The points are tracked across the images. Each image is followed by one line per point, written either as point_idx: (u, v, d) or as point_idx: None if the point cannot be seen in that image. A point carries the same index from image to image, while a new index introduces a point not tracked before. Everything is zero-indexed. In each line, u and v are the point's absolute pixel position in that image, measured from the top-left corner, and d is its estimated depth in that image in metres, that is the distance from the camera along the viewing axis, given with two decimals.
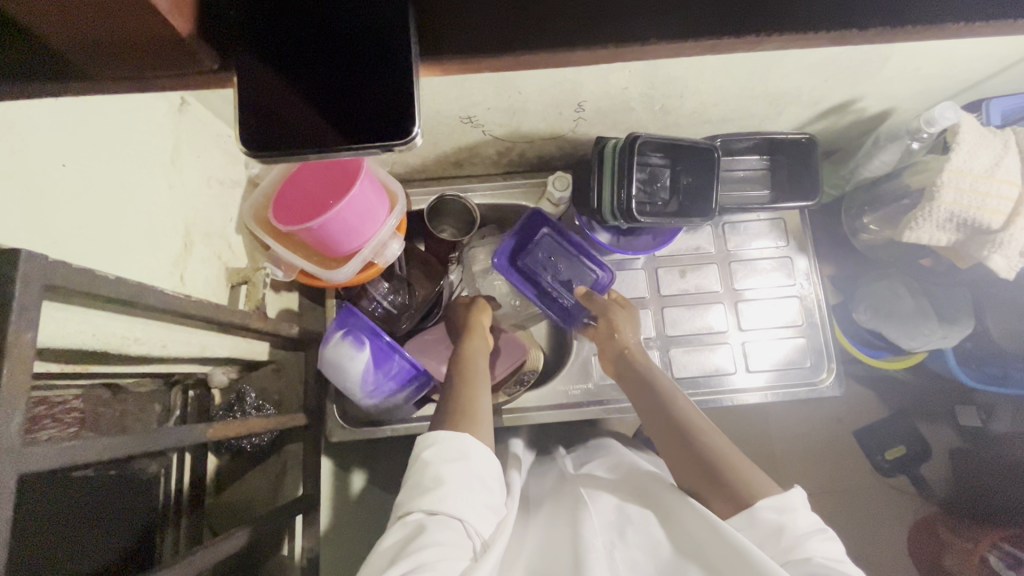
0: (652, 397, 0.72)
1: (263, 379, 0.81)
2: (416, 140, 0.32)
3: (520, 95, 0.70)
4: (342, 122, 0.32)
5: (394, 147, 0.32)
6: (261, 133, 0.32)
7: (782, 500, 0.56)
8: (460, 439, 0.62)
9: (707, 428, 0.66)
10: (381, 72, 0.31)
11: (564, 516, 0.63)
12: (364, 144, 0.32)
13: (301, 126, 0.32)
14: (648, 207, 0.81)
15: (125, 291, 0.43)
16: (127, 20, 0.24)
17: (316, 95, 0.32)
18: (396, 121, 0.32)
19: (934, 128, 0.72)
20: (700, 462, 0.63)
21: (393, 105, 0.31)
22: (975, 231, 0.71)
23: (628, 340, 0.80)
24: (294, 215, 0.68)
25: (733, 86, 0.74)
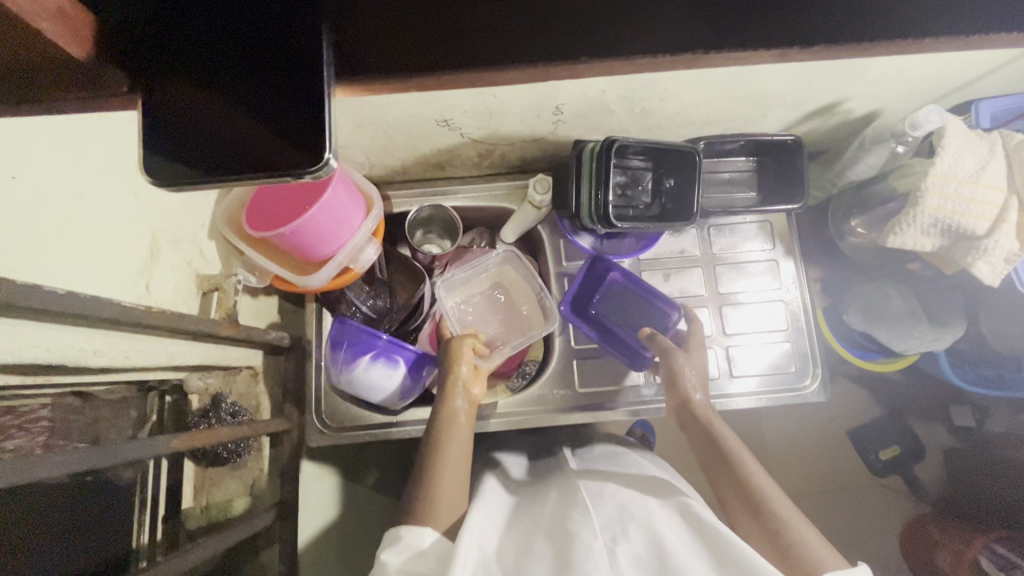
0: (718, 456, 0.69)
1: (242, 385, 0.81)
2: (328, 164, 0.35)
3: (496, 98, 0.69)
4: (246, 152, 0.36)
5: (300, 174, 0.36)
6: (176, 155, 0.36)
7: (850, 573, 0.55)
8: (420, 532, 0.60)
9: (776, 494, 0.64)
10: (284, 105, 0.35)
11: (558, 514, 0.64)
12: (279, 167, 0.36)
13: (226, 152, 0.36)
14: (629, 211, 0.80)
15: (74, 305, 0.42)
16: (31, 51, 0.28)
17: (229, 127, 0.36)
18: (299, 151, 0.36)
19: (919, 132, 0.70)
20: (771, 533, 0.61)
21: (296, 136, 0.36)
22: (959, 237, 0.70)
23: (691, 389, 0.76)
24: (269, 223, 0.67)
25: (714, 89, 0.72)
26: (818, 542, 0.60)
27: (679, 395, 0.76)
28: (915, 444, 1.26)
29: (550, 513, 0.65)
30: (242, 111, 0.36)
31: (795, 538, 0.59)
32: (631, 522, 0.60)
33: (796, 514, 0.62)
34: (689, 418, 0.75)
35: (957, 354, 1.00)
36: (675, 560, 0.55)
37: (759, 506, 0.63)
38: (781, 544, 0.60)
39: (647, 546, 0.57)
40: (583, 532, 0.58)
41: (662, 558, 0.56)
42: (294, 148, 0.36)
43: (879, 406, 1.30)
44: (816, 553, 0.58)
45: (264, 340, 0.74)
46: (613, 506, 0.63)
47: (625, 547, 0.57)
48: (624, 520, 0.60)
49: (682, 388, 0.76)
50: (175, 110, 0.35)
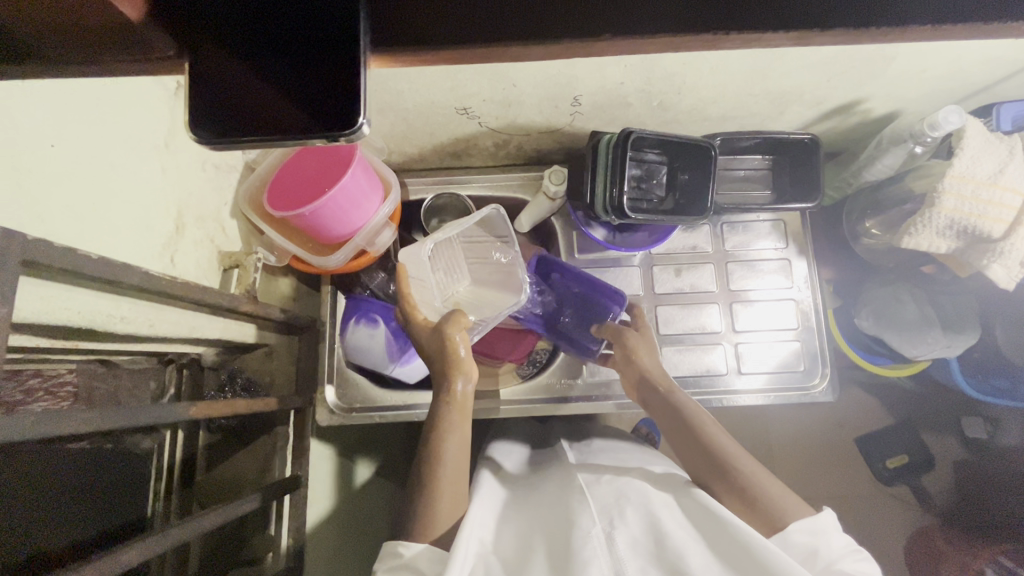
0: (678, 427, 0.70)
1: (255, 363, 0.81)
2: (359, 130, 0.33)
3: (514, 87, 0.70)
4: (291, 109, 0.33)
5: (342, 136, 0.33)
6: (211, 117, 0.33)
7: (813, 522, 0.58)
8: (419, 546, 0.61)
9: (735, 452, 0.66)
10: (328, 63, 0.33)
11: (556, 506, 0.64)
12: (315, 132, 0.33)
13: (261, 114, 0.33)
14: (644, 204, 0.80)
15: (105, 270, 0.43)
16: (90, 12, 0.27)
17: (267, 88, 0.33)
18: (343, 112, 0.33)
19: (936, 133, 0.69)
20: (737, 490, 0.63)
21: (341, 96, 0.33)
22: (975, 239, 0.69)
23: (647, 364, 0.77)
24: (288, 202, 0.69)
25: (732, 84, 0.73)
26: (782, 493, 0.62)
27: (636, 371, 0.77)
28: (923, 453, 1.25)
29: (548, 505, 0.66)
30: (289, 68, 0.33)
31: (761, 492, 0.62)
32: (628, 507, 0.61)
33: (759, 469, 0.65)
34: (650, 394, 0.76)
35: (971, 362, 0.99)
36: (671, 542, 0.56)
37: (723, 466, 0.65)
38: (749, 499, 0.62)
39: (644, 530, 0.58)
40: (581, 519, 0.59)
41: (659, 540, 0.57)
42: (330, 111, 0.33)
43: (888, 413, 1.29)
44: (783, 504, 0.61)
45: (280, 318, 0.75)
46: (608, 492, 0.64)
47: (623, 530, 0.57)
48: (619, 504, 0.61)
49: (638, 364, 0.77)
50: (208, 66, 0.33)
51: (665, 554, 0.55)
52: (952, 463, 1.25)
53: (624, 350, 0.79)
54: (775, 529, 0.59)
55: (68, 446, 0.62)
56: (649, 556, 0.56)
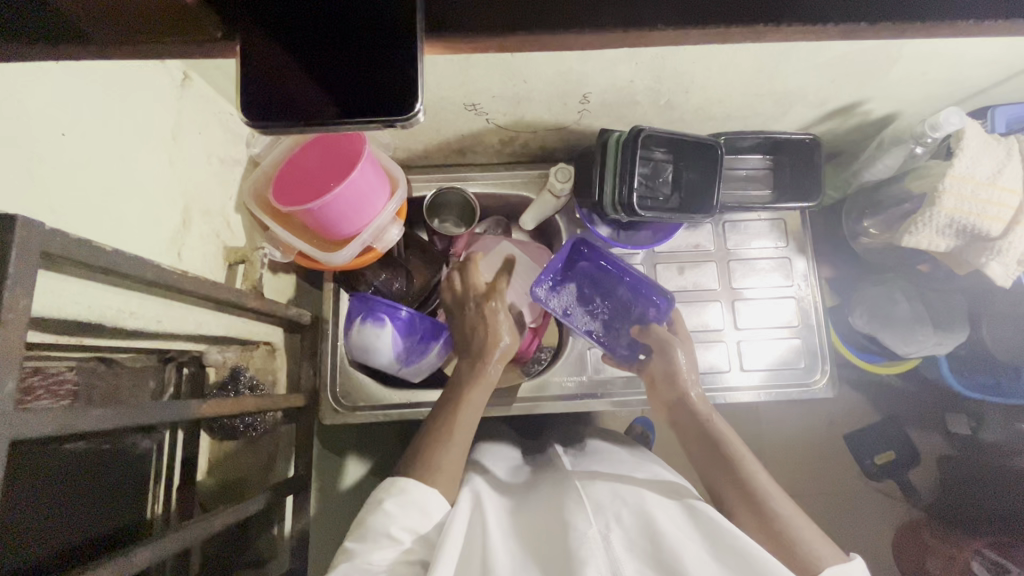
0: (715, 453, 0.69)
1: (259, 361, 0.81)
2: (417, 118, 0.31)
3: (525, 83, 0.70)
4: (337, 95, 0.31)
5: (397, 123, 0.31)
6: (256, 99, 0.31)
7: (843, 568, 0.56)
8: (425, 490, 0.63)
9: (773, 489, 0.64)
10: (375, 48, 0.30)
11: (552, 505, 0.63)
12: (368, 116, 0.31)
13: (312, 102, 0.31)
14: (649, 201, 0.80)
15: (120, 263, 0.42)
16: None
17: (306, 72, 0.31)
18: (395, 99, 0.31)
19: (938, 134, 0.71)
20: (767, 526, 0.61)
21: (390, 80, 0.31)
22: (974, 238, 0.71)
23: (689, 387, 0.76)
24: (296, 197, 0.68)
25: (739, 83, 0.74)
26: (813, 534, 0.60)
27: (678, 390, 0.76)
28: (910, 449, 1.28)
29: (542, 506, 0.65)
30: (331, 54, 0.31)
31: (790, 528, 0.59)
32: (624, 508, 0.60)
33: (791, 509, 0.62)
34: (686, 415, 0.75)
35: (960, 359, 1.02)
36: (668, 541, 0.55)
37: (760, 502, 0.62)
38: (778, 535, 0.59)
39: (639, 530, 0.58)
40: (576, 519, 0.58)
41: (655, 540, 0.56)
42: (386, 95, 0.31)
43: (877, 410, 1.32)
44: (807, 543, 0.58)
45: (286, 316, 0.74)
46: (603, 492, 0.63)
47: (619, 532, 0.57)
48: (615, 505, 0.61)
49: (680, 384, 0.76)
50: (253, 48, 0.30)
51: (661, 555, 0.54)
52: (937, 458, 1.29)
53: (666, 367, 0.78)
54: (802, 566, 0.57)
55: (63, 447, 0.58)
56: (645, 559, 0.55)
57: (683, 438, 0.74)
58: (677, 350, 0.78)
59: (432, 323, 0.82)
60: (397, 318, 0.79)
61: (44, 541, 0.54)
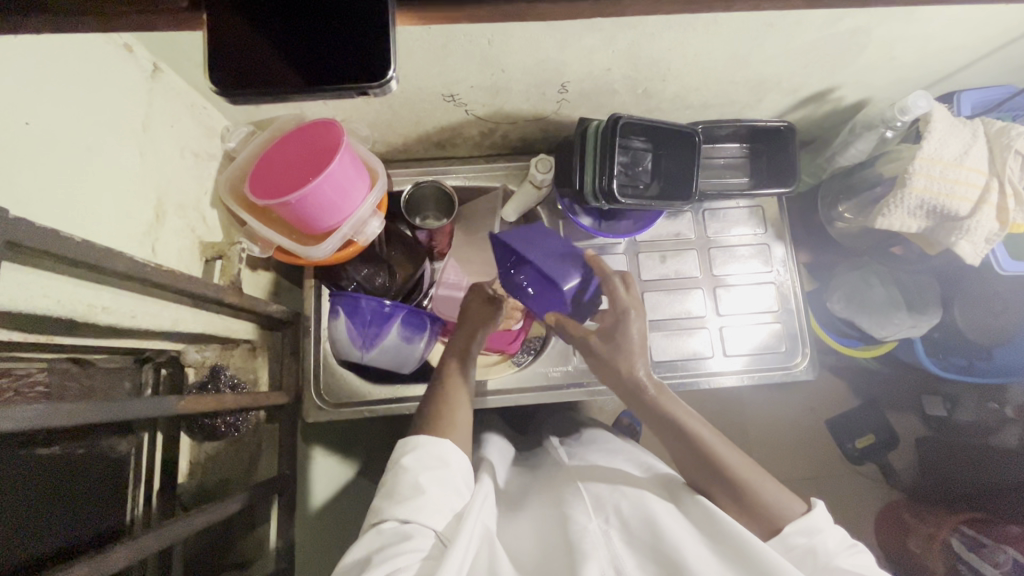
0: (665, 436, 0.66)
1: (239, 359, 0.80)
2: (390, 85, 0.34)
3: (504, 73, 0.70)
4: (310, 68, 0.33)
5: (371, 91, 0.34)
6: (227, 73, 0.33)
7: (806, 522, 0.60)
8: (440, 443, 0.63)
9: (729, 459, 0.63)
10: (359, 24, 0.33)
11: (552, 501, 0.65)
12: (340, 85, 0.33)
13: (276, 73, 0.34)
14: (629, 190, 0.81)
15: (89, 254, 0.41)
16: None
17: (281, 59, 0.33)
18: (368, 68, 0.33)
19: (908, 117, 0.73)
20: (739, 499, 0.61)
21: (363, 57, 0.33)
22: (944, 218, 0.73)
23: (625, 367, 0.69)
24: (273, 191, 0.67)
25: (716, 70, 0.75)
26: (779, 491, 0.62)
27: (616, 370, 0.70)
28: (890, 430, 1.31)
29: (542, 506, 0.65)
30: (310, 33, 0.33)
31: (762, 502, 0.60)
32: (624, 501, 0.61)
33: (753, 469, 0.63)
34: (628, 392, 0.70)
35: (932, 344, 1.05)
36: (668, 534, 0.56)
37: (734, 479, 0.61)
38: (749, 505, 0.61)
39: (638, 519, 0.58)
40: (577, 516, 0.59)
41: (654, 533, 0.56)
42: (362, 70, 0.34)
43: (857, 394, 1.35)
44: (778, 505, 0.60)
45: (267, 312, 0.72)
46: (604, 488, 0.64)
47: (618, 528, 0.58)
48: (615, 499, 0.62)
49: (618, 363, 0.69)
50: (224, 28, 0.32)
51: (661, 550, 0.55)
52: (915, 439, 1.32)
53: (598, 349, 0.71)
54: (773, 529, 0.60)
55: (39, 451, 0.56)
56: (646, 552, 0.56)
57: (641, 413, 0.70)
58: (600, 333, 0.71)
59: (382, 304, 0.77)
60: (343, 300, 0.77)
61: (29, 545, 0.53)
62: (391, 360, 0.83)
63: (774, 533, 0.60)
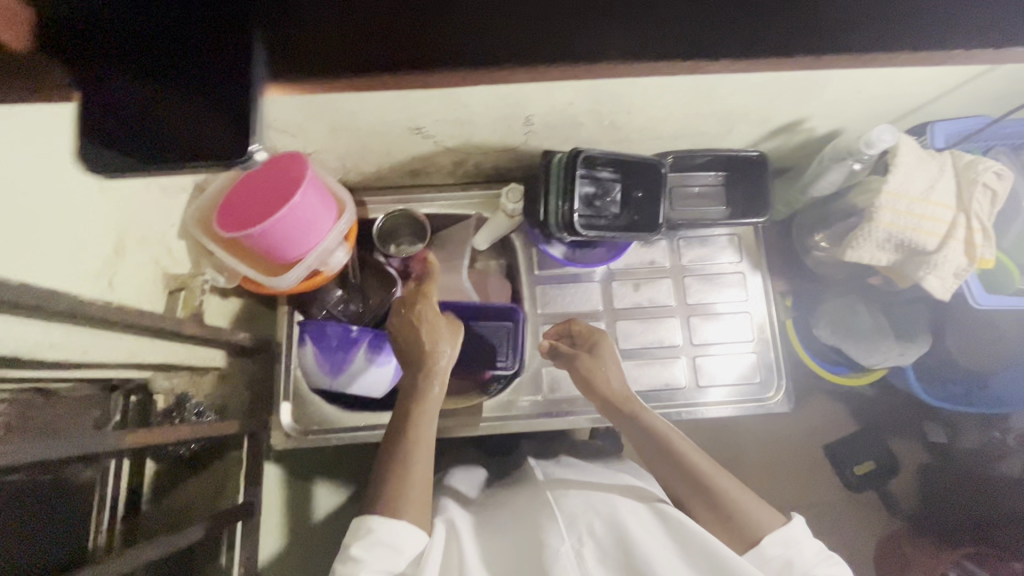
0: (647, 449, 0.70)
1: (208, 386, 0.80)
2: (254, 158, 0.36)
3: (466, 107, 0.71)
4: (184, 144, 0.36)
5: (234, 162, 0.36)
6: (102, 142, 0.36)
7: (785, 533, 0.63)
8: (391, 525, 0.62)
9: (708, 469, 0.67)
10: (221, 99, 0.36)
11: (524, 519, 0.65)
12: (203, 159, 0.36)
13: (145, 145, 0.36)
14: (598, 221, 0.81)
15: (27, 298, 0.43)
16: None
17: (151, 129, 0.36)
18: (232, 142, 0.36)
19: (873, 150, 0.72)
20: (718, 510, 0.65)
21: (227, 131, 0.36)
22: (912, 252, 0.72)
23: (607, 390, 0.75)
24: (236, 224, 0.68)
25: (680, 103, 0.75)
26: (757, 505, 0.65)
27: (597, 391, 0.75)
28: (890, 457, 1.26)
29: (517, 519, 0.66)
30: (185, 108, 0.36)
31: (741, 512, 0.64)
32: (596, 518, 0.62)
33: (732, 481, 0.66)
34: (613, 414, 0.74)
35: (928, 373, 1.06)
36: (640, 548, 0.58)
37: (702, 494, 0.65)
38: (727, 516, 0.64)
39: (611, 539, 0.60)
40: (550, 537, 0.60)
41: (627, 549, 0.59)
42: (213, 141, 0.36)
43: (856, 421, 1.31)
44: (755, 516, 0.63)
45: (231, 340, 0.74)
46: (577, 503, 0.64)
47: (591, 545, 0.60)
48: (589, 517, 0.62)
49: (598, 387, 0.75)
50: (99, 100, 0.36)
51: (634, 563, 0.58)
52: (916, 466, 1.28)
53: (582, 371, 0.77)
54: (751, 542, 0.62)
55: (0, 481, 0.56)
56: (618, 567, 0.59)
57: (623, 431, 0.74)
58: (588, 358, 0.77)
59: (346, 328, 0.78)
60: (313, 330, 0.77)
61: None
62: (360, 387, 0.83)
63: (753, 547, 0.62)
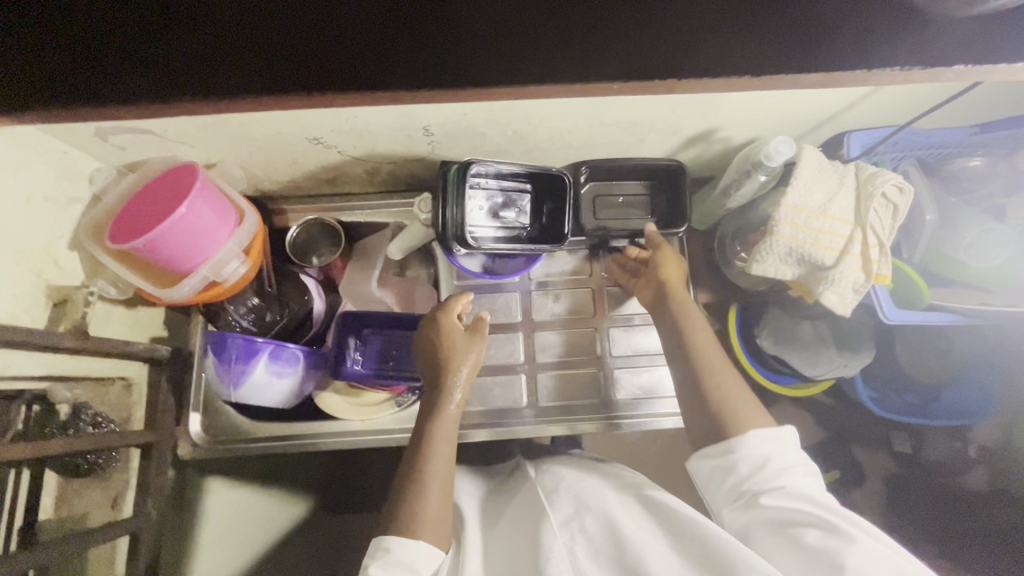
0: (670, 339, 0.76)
1: (112, 396, 0.79)
2: None
3: (357, 118, 0.70)
4: None
5: None
6: None
7: (774, 436, 0.67)
8: (410, 545, 0.64)
9: (719, 375, 0.72)
10: None
11: (526, 520, 0.69)
12: None
13: None
14: (502, 233, 0.81)
15: None
16: None
17: None
18: None
19: (773, 163, 0.70)
20: (715, 408, 0.70)
21: None
22: (814, 267, 0.70)
23: (670, 278, 0.80)
24: (120, 236, 0.67)
25: (579, 114, 0.73)
26: (754, 410, 0.70)
27: (656, 289, 0.81)
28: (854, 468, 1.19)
29: (517, 522, 0.70)
30: None
31: (735, 418, 0.69)
32: (588, 517, 0.65)
33: (738, 388, 0.72)
34: (660, 307, 0.80)
35: (881, 382, 1.08)
36: (630, 545, 0.60)
37: (721, 423, 0.69)
38: (724, 419, 0.69)
39: (602, 535, 0.62)
40: (545, 535, 0.63)
41: (618, 544, 0.61)
42: None
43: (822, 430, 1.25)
44: (750, 422, 0.68)
45: (122, 352, 0.74)
46: (568, 504, 0.67)
47: (584, 542, 0.62)
48: (580, 516, 0.65)
49: (660, 271, 0.81)
50: None
51: (625, 558, 0.60)
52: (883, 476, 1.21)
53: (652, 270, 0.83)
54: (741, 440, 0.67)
55: None
56: (610, 562, 0.61)
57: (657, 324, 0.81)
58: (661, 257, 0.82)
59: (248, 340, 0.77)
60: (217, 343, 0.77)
61: None
62: (268, 397, 0.83)
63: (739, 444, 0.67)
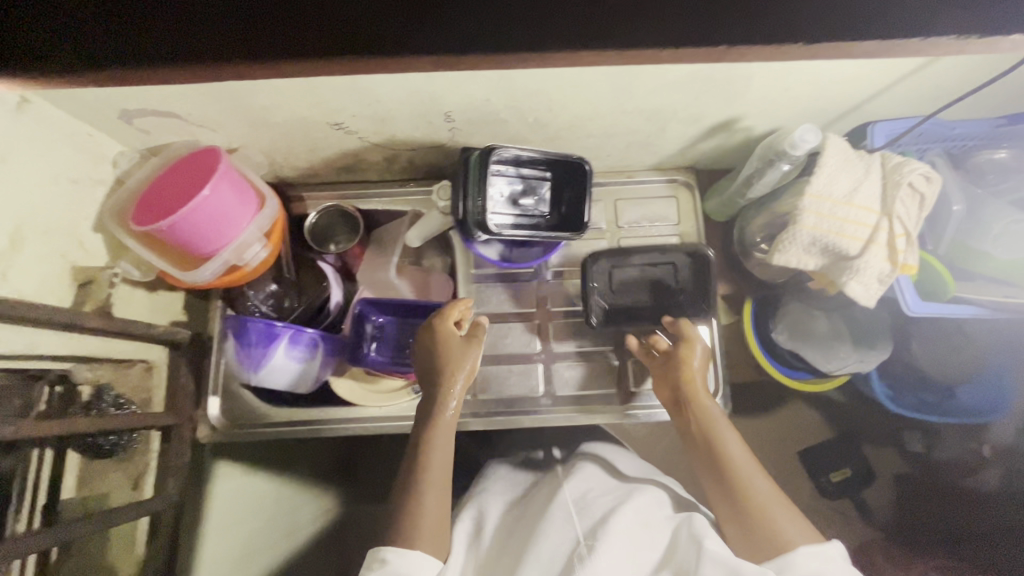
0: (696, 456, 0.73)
1: (132, 379, 0.79)
2: None
3: (379, 102, 0.70)
4: None
5: None
6: None
7: (819, 546, 0.63)
8: (407, 556, 0.63)
9: (747, 479, 0.69)
10: None
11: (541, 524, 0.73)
12: None
13: None
14: (523, 220, 0.80)
15: None
16: None
17: None
18: None
19: (797, 151, 0.69)
20: (746, 527, 0.67)
21: None
22: (838, 257, 0.69)
23: (692, 377, 0.78)
24: (144, 218, 0.68)
25: (602, 101, 0.73)
26: (787, 512, 0.67)
27: (673, 391, 0.78)
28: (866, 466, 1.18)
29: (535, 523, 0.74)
30: None
31: (770, 527, 0.65)
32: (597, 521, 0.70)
33: (772, 493, 0.68)
34: (679, 415, 0.78)
35: (895, 380, 1.07)
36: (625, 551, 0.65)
37: (751, 528, 0.67)
38: (756, 529, 0.66)
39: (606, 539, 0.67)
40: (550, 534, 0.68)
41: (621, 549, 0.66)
42: None
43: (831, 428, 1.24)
44: (785, 529, 0.65)
45: (144, 333, 0.74)
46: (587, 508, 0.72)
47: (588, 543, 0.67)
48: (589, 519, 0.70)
49: (680, 369, 0.78)
50: None
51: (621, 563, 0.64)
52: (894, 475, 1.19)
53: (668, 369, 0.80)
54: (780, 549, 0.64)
55: None
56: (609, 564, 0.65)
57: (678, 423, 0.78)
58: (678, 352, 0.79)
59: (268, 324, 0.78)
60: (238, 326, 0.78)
61: None
62: (288, 380, 0.84)
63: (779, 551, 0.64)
